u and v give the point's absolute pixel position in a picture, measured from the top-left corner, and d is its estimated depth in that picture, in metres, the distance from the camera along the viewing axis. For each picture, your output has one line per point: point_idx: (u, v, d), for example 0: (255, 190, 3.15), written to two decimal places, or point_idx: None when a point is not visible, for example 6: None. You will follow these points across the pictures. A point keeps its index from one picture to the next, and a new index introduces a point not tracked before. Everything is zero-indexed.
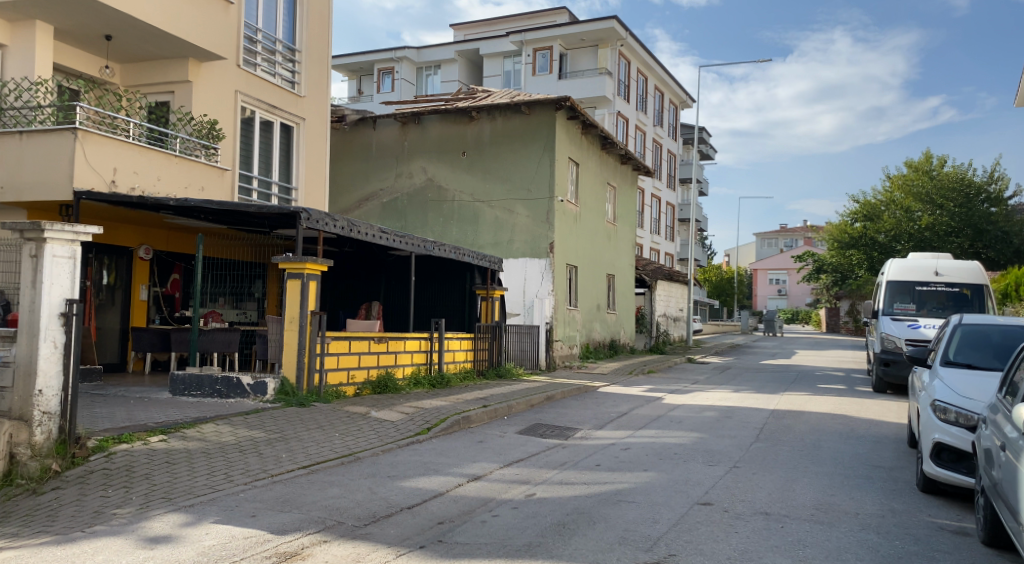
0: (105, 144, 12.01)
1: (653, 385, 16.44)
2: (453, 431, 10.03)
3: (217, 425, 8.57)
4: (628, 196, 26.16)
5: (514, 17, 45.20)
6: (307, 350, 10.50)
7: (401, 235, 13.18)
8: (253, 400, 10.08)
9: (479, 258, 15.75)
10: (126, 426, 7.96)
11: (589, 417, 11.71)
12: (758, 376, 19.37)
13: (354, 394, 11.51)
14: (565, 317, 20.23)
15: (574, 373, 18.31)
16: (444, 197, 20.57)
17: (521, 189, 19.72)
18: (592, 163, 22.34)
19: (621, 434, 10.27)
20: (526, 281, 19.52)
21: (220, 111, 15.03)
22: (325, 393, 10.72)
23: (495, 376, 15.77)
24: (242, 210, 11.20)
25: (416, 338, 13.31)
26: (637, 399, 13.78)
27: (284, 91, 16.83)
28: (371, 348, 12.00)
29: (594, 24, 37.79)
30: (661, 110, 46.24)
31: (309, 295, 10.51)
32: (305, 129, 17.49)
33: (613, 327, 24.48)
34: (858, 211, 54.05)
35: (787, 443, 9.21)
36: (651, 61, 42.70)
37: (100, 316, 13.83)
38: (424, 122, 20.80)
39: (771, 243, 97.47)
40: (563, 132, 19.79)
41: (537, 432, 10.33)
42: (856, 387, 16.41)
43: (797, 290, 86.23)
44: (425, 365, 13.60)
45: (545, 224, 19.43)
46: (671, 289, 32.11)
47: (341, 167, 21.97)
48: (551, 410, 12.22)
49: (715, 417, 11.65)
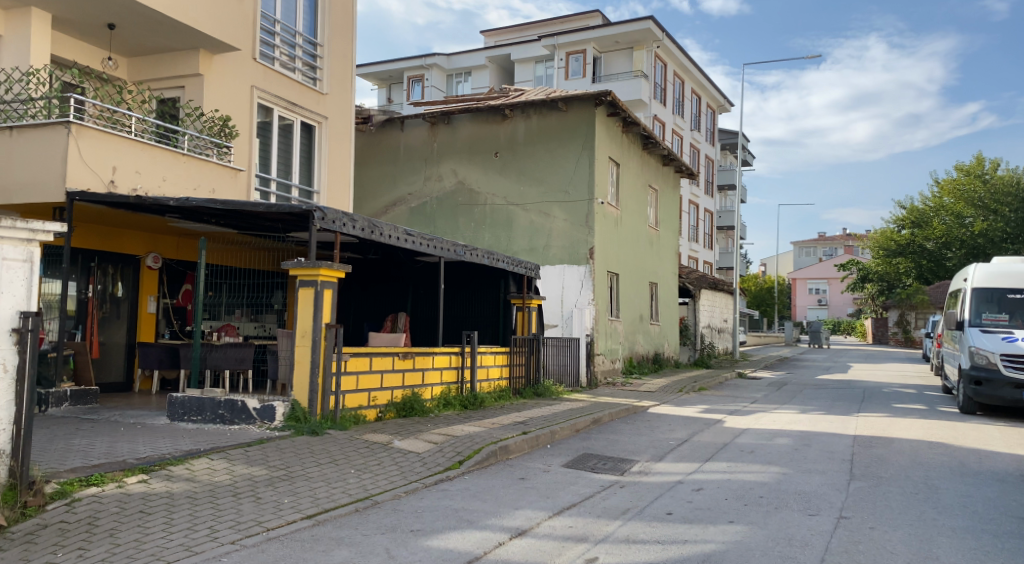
0: (102, 140, 10.83)
1: (709, 405, 14.87)
2: (489, 464, 8.62)
3: (211, 460, 7.23)
4: (671, 200, 24.58)
5: (546, 22, 44.01)
6: (322, 367, 9.15)
7: (429, 239, 11.81)
8: (260, 428, 8.80)
9: (514, 265, 14.33)
10: (99, 464, 6.66)
11: (645, 445, 10.23)
12: (821, 394, 17.69)
13: (376, 418, 10.14)
14: (606, 328, 18.71)
15: (619, 390, 16.74)
16: (475, 201, 19.23)
17: (558, 191, 18.30)
18: (634, 164, 20.86)
19: (687, 469, 8.78)
20: (564, 290, 18.04)
21: (235, 108, 13.86)
22: (342, 418, 9.34)
23: (533, 395, 14.30)
24: (250, 211, 9.90)
25: (446, 354, 11.93)
26: (695, 423, 12.26)
27: (304, 88, 15.64)
28: (396, 366, 10.63)
29: (629, 25, 36.37)
30: (698, 114, 44.67)
31: (324, 306, 9.15)
32: (328, 129, 16.28)
33: (656, 339, 22.91)
34: (904, 218, 51.99)
35: (893, 483, 7.63)
36: (689, 64, 41.21)
37: (104, 331, 12.66)
38: (454, 121, 19.53)
39: (809, 251, 94.77)
40: (603, 129, 18.38)
41: (588, 466, 8.88)
42: (938, 408, 14.70)
43: (839, 300, 83.59)
44: (456, 384, 12.21)
45: (585, 228, 17.99)
46: (715, 299, 30.45)
47: (366, 171, 20.77)
48: (601, 437, 10.75)
49: (791, 448, 10.09)
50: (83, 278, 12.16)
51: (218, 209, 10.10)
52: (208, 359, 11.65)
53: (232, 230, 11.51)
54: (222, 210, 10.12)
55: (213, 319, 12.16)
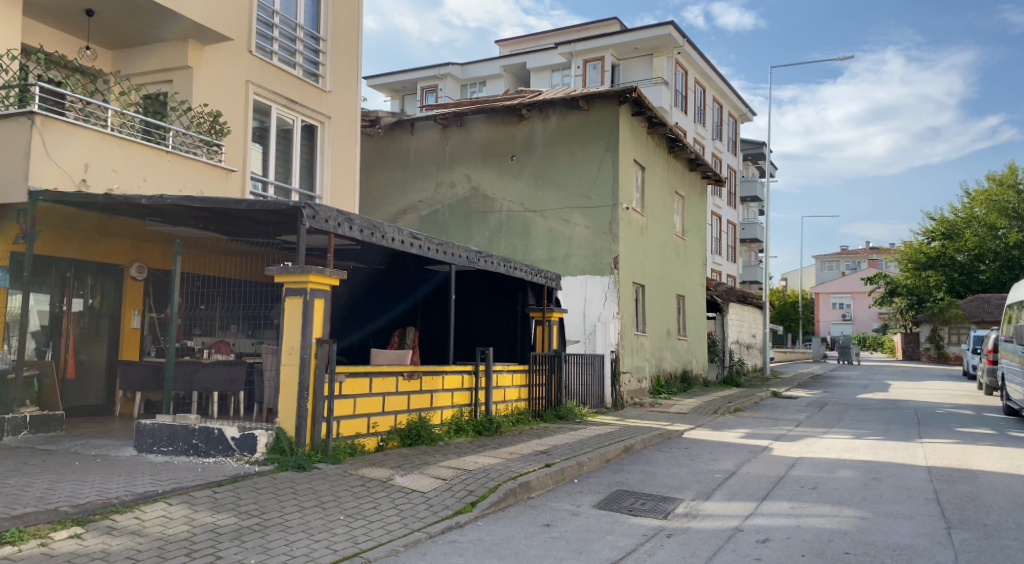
0: (73, 133, 9.64)
1: (751, 430, 13.41)
2: (505, 506, 7.26)
3: (168, 505, 5.89)
4: (697, 207, 23.20)
5: (562, 30, 42.93)
6: (312, 388, 7.82)
7: (438, 243, 10.51)
8: (237, 462, 7.50)
9: (533, 274, 13.02)
10: (23, 515, 5.38)
11: (687, 479, 8.85)
12: (870, 415, 16.19)
13: (376, 447, 8.82)
14: (632, 344, 17.33)
15: (648, 412, 15.32)
16: (491, 208, 17.97)
17: (579, 195, 17.00)
18: (660, 168, 19.54)
19: (742, 511, 7.39)
20: (587, 302, 16.67)
21: (228, 104, 12.66)
22: (334, 450, 7.99)
23: (555, 418, 12.95)
24: (235, 212, 8.66)
25: (457, 373, 10.61)
26: (739, 451, 10.85)
27: (306, 84, 14.47)
28: (400, 388, 9.32)
29: (648, 31, 35.07)
30: (720, 123, 43.29)
31: (314, 318, 7.84)
32: (331, 129, 15.10)
33: (684, 356, 21.44)
34: (934, 229, 50.25)
35: (1008, 535, 6.22)
36: (711, 71, 39.86)
37: (82, 348, 11.43)
38: (468, 123, 18.34)
39: (832, 265, 92.55)
40: (627, 129, 17.09)
41: (624, 507, 7.52)
42: (1007, 432, 13.22)
43: (864, 315, 81.62)
44: (469, 407, 10.87)
45: (608, 236, 16.66)
46: (744, 313, 28.93)
47: (373, 177, 19.58)
48: (635, 469, 9.35)
49: (859, 483, 8.66)
50: (58, 290, 11.03)
51: (201, 211, 8.90)
52: (194, 380, 10.03)
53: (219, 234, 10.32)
54: (204, 211, 8.91)
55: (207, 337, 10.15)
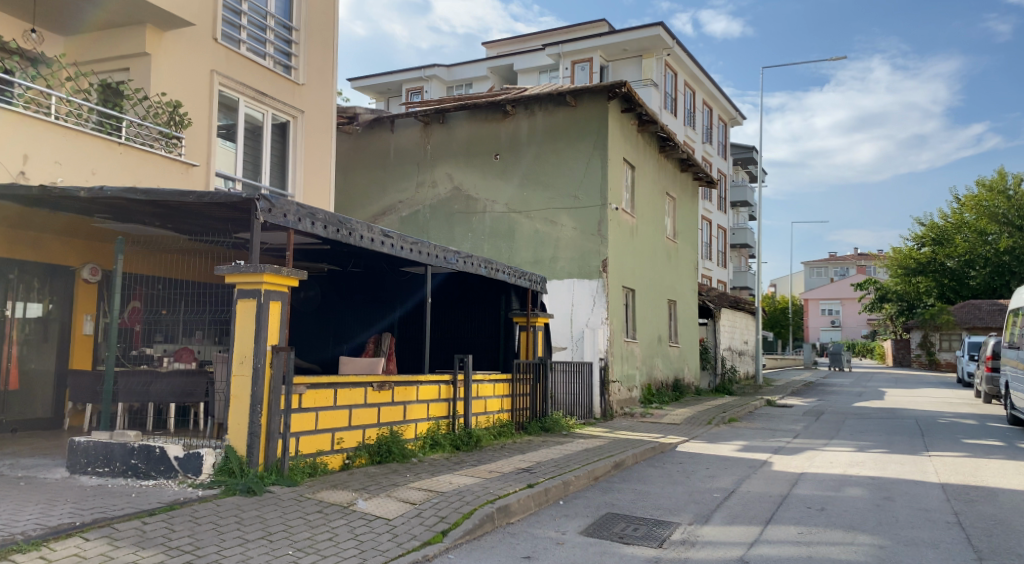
0: (9, 120, 8.80)
1: (747, 442, 12.64)
2: (481, 535, 6.44)
3: (85, 541, 5.04)
4: (689, 210, 22.51)
5: (550, 32, 42.26)
6: (266, 401, 7.00)
7: (413, 242, 9.69)
8: (180, 484, 6.67)
9: (517, 277, 12.25)
10: None
11: (684, 500, 8.06)
12: (870, 425, 15.46)
13: (341, 466, 8.01)
14: (622, 351, 16.56)
15: (639, 423, 14.56)
16: (473, 208, 17.21)
17: (566, 196, 16.25)
18: (650, 168, 18.83)
19: (746, 538, 6.62)
20: (575, 307, 15.91)
21: (191, 95, 11.82)
22: (291, 471, 7.17)
23: (540, 430, 12.16)
24: (188, 208, 7.89)
25: (433, 383, 9.81)
26: (738, 467, 10.07)
27: (276, 76, 13.65)
28: (369, 400, 8.51)
29: (637, 32, 34.43)
30: (710, 126, 42.69)
31: (267, 323, 7.02)
32: (304, 124, 14.27)
33: (676, 364, 20.73)
34: (924, 234, 49.89)
35: None
36: (701, 74, 39.25)
37: (26, 356, 10.52)
38: (450, 120, 17.59)
39: (820, 271, 92.25)
40: (617, 126, 16.37)
41: (614, 533, 6.74)
42: (1016, 444, 12.52)
43: (853, 321, 81.29)
44: (447, 420, 10.06)
45: (597, 238, 15.91)
46: (736, 318, 28.24)
47: (352, 176, 18.78)
48: (627, 489, 8.55)
49: (870, 503, 7.91)
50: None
51: (148, 205, 8.08)
52: (149, 393, 8.79)
53: (172, 232, 9.50)
54: (151, 205, 8.09)
55: (167, 344, 9.17)
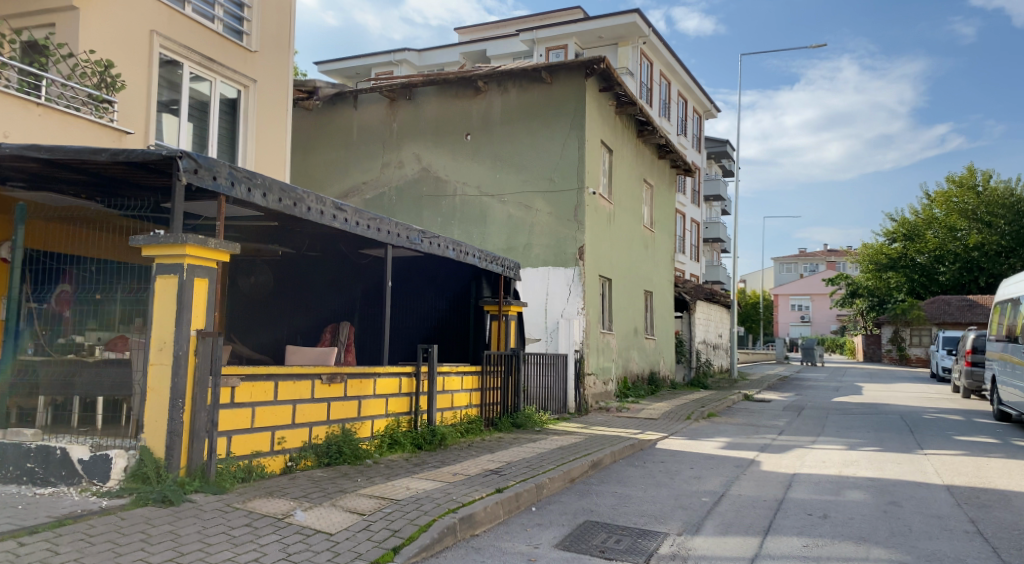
0: None
1: (731, 439, 11.83)
2: (440, 553, 5.49)
3: None
4: (666, 198, 21.71)
5: (523, 19, 41.26)
6: (190, 395, 6.01)
7: (373, 219, 8.69)
8: (82, 493, 5.65)
9: (487, 261, 11.30)
10: None
11: (670, 506, 7.18)
12: (856, 421, 14.75)
13: (282, 470, 7.02)
14: (597, 343, 15.71)
15: (615, 418, 13.72)
16: (442, 191, 16.22)
17: (541, 178, 15.33)
18: (628, 152, 17.97)
19: (745, 552, 5.76)
20: (548, 297, 15.04)
21: (126, 56, 10.68)
22: (220, 477, 6.16)
23: (511, 427, 11.24)
24: (113, 174, 6.89)
25: (393, 376, 8.83)
26: (725, 467, 9.23)
27: (226, 41, 12.53)
28: (317, 395, 7.52)
29: (613, 19, 33.55)
30: (684, 118, 42.03)
31: (190, 305, 6.00)
32: (257, 95, 13.19)
33: (652, 356, 19.95)
34: (894, 230, 49.60)
35: None
36: (676, 65, 38.51)
37: None
38: (418, 98, 16.61)
39: (790, 267, 92.52)
40: (595, 106, 15.50)
41: (594, 546, 5.82)
42: (1012, 442, 11.85)
43: (821, 316, 81.55)
44: (408, 416, 9.09)
45: (572, 223, 15.02)
46: (711, 311, 27.56)
47: (313, 155, 17.70)
48: (607, 493, 7.65)
49: (875, 508, 7.09)
50: None
51: (64, 170, 6.99)
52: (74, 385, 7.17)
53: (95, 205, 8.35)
54: (69, 171, 7.02)
55: (102, 330, 7.25)
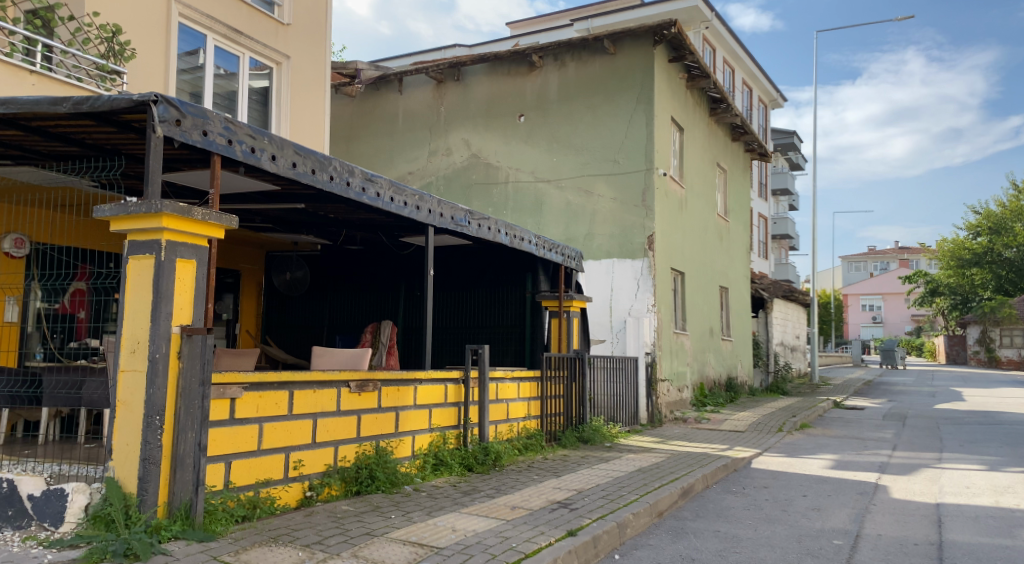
0: None
1: (838, 456, 10.03)
2: None
3: None
4: (741, 184, 19.83)
5: (578, 10, 39.65)
6: (172, 411, 4.62)
7: (412, 194, 7.25)
8: (29, 540, 4.38)
9: (545, 248, 9.76)
10: None
11: (794, 552, 5.52)
12: (978, 434, 12.66)
13: (299, 502, 5.61)
14: (670, 345, 14.01)
15: (694, 430, 12.04)
16: (494, 178, 14.77)
17: (604, 160, 13.74)
18: (700, 132, 16.22)
19: None
20: (614, 293, 13.43)
21: (140, 26, 9.51)
22: (211, 519, 4.75)
23: (577, 442, 9.67)
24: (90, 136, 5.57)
25: (438, 382, 7.36)
26: (845, 495, 7.48)
27: (254, 12, 11.32)
28: (343, 407, 6.09)
29: (672, 3, 31.60)
30: (749, 109, 39.75)
31: (169, 297, 4.64)
32: (291, 72, 11.95)
33: (729, 360, 18.11)
34: (979, 223, 46.11)
35: None
36: (740, 52, 36.27)
37: None
38: (468, 78, 15.22)
39: (860, 266, 88.48)
40: (664, 79, 13.84)
41: None
42: None
43: (894, 317, 77.56)
44: (456, 431, 7.62)
45: (638, 208, 13.38)
46: (787, 311, 25.45)
47: (355, 144, 16.47)
48: (708, 533, 6.03)
49: None
50: None
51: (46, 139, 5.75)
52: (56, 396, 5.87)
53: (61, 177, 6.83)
54: (59, 141, 5.78)
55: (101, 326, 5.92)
